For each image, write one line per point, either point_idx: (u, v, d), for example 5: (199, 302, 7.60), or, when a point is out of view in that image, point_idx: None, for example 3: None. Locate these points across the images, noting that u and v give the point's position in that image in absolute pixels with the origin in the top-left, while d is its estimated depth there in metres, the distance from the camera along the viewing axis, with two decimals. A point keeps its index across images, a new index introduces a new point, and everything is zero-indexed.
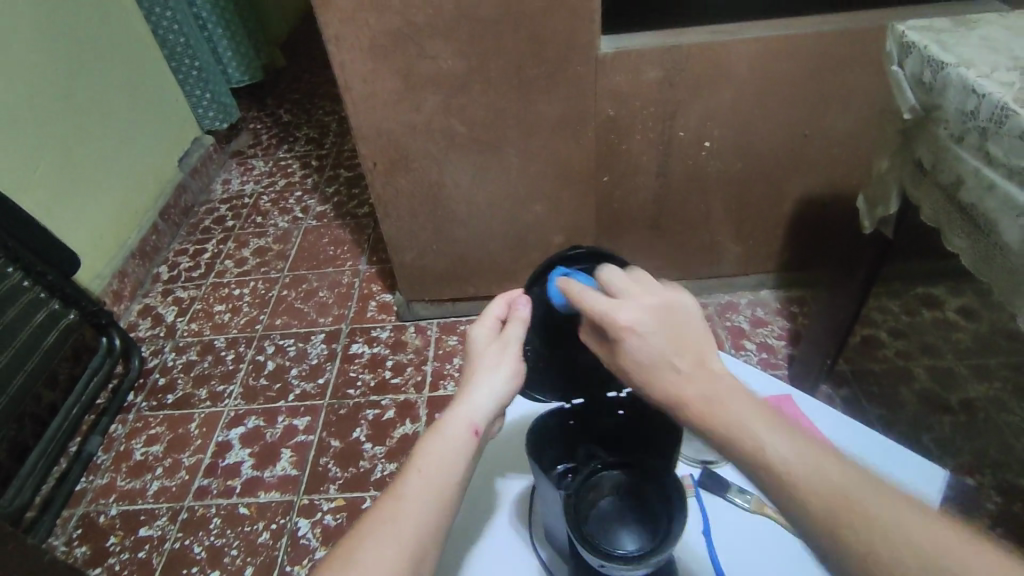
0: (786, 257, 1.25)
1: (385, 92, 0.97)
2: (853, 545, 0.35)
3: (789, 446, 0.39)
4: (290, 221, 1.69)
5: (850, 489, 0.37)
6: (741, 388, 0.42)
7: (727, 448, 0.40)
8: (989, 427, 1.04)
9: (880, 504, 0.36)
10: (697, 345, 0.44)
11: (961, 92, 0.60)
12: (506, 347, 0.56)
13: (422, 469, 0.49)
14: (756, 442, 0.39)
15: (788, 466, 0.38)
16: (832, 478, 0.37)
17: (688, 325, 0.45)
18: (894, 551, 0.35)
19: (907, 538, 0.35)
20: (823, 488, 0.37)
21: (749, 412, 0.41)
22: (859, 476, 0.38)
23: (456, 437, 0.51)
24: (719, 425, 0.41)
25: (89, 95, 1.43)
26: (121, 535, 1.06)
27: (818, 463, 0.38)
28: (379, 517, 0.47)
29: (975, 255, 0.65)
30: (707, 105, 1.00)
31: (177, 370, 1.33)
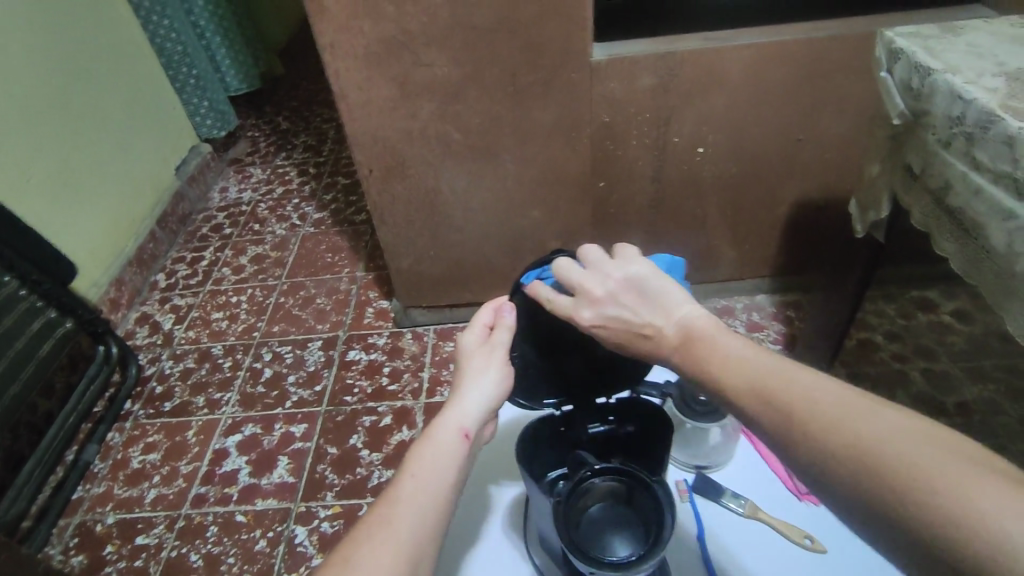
0: (781, 261, 1.25)
1: (380, 100, 0.98)
2: (805, 449, 0.36)
3: (749, 366, 0.41)
4: (287, 228, 1.70)
5: (805, 398, 0.37)
6: (712, 326, 0.45)
7: (700, 383, 0.44)
8: (985, 430, 1.05)
9: (835, 408, 0.36)
10: (656, 304, 0.48)
11: (947, 97, 0.61)
12: (496, 354, 0.57)
13: (416, 472, 0.49)
14: (718, 370, 0.42)
15: (744, 385, 0.40)
16: (789, 389, 0.38)
17: (644, 289, 0.49)
18: (843, 449, 0.34)
19: (859, 435, 0.34)
20: (776, 399, 0.38)
21: (719, 348, 0.43)
22: (823, 387, 0.38)
23: (448, 441, 0.51)
24: (688, 364, 0.45)
25: (86, 105, 1.44)
26: (118, 544, 1.06)
27: (776, 379, 0.39)
28: (374, 522, 0.46)
29: (964, 259, 0.65)
30: (700, 110, 1.00)
31: (175, 378, 1.33)
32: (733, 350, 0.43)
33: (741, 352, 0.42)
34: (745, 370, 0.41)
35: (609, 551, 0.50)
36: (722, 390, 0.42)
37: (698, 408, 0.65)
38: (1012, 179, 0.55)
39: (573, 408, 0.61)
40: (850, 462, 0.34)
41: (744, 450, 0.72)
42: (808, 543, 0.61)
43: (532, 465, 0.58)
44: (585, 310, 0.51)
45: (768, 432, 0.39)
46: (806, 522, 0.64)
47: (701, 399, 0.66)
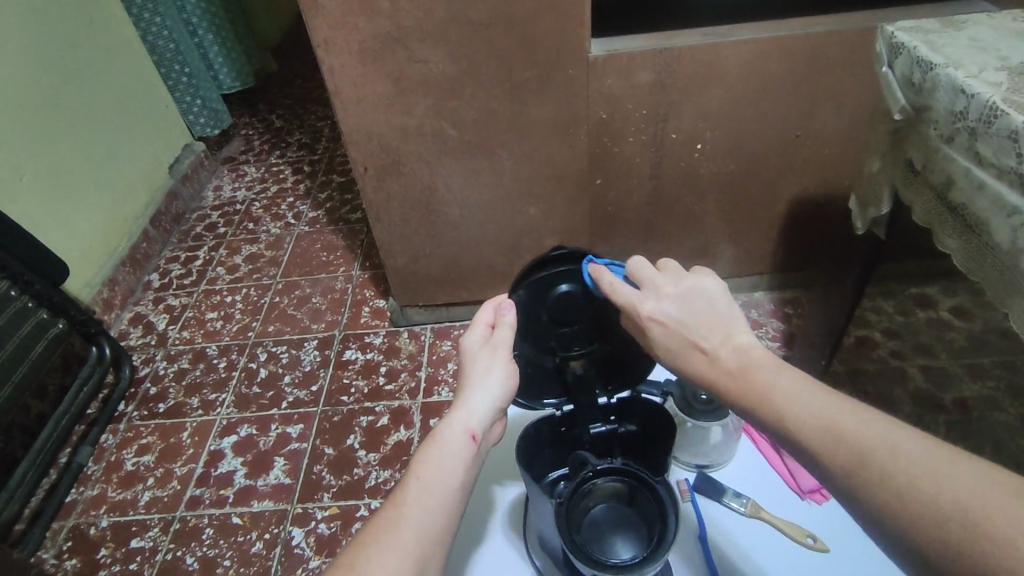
0: (779, 258, 1.25)
1: (375, 97, 0.97)
2: (881, 498, 0.34)
3: (814, 406, 0.39)
4: (282, 227, 1.68)
5: (878, 442, 0.35)
6: (771, 358, 0.44)
7: (757, 418, 0.42)
8: (983, 426, 1.04)
9: (912, 455, 0.34)
10: (723, 323, 0.47)
11: (949, 92, 0.60)
12: (500, 353, 0.56)
13: (423, 475, 0.48)
14: (779, 405, 0.40)
15: (811, 425, 0.38)
16: (858, 433, 0.36)
17: (714, 305, 0.48)
18: (924, 501, 0.32)
19: (942, 486, 0.32)
20: (847, 442, 0.36)
21: (770, 377, 0.42)
22: (895, 430, 0.36)
23: (455, 443, 0.50)
24: (745, 393, 0.43)
25: (78, 104, 1.42)
26: (112, 547, 1.04)
27: (845, 420, 0.37)
28: (379, 526, 0.45)
29: (967, 255, 0.65)
30: (698, 106, 1.00)
31: (169, 378, 1.31)
32: (796, 386, 0.41)
33: (803, 390, 0.40)
34: (790, 399, 0.40)
35: (610, 553, 0.49)
36: (785, 427, 0.40)
37: (698, 407, 0.65)
38: (1016, 174, 0.54)
39: (574, 407, 0.59)
40: (884, 491, 0.34)
41: (744, 449, 0.71)
42: (810, 542, 0.61)
43: (531, 467, 0.58)
44: (649, 309, 0.49)
45: (837, 477, 0.36)
46: (808, 521, 0.63)
47: (700, 398, 0.66)
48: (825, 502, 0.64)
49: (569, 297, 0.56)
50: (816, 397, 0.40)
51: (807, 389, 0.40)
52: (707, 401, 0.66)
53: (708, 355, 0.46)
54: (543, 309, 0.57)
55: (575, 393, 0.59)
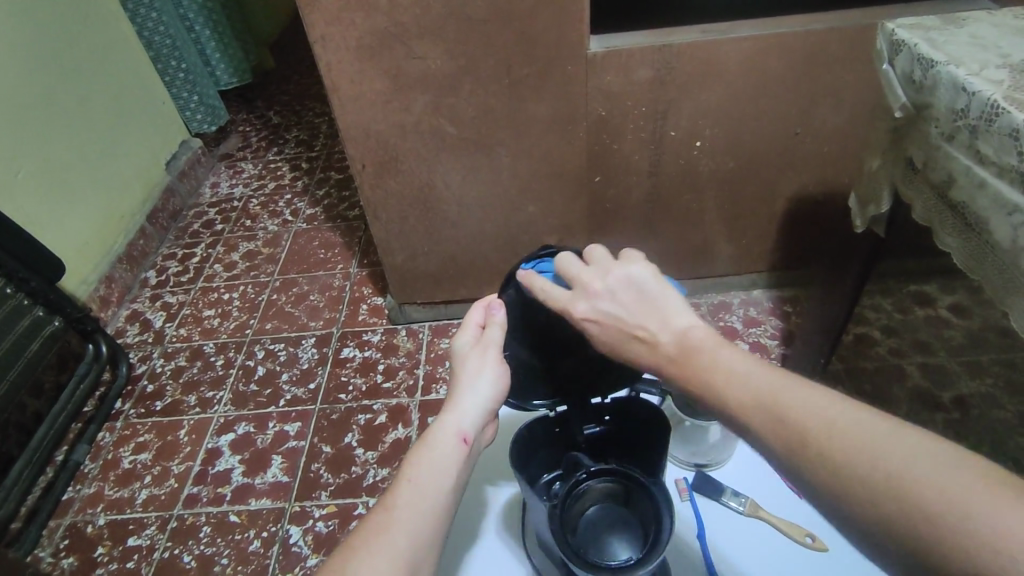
0: (778, 256, 1.25)
1: (373, 94, 0.96)
2: (822, 478, 0.34)
3: (753, 384, 0.39)
4: (279, 224, 1.68)
5: (814, 418, 0.36)
6: (712, 338, 0.43)
7: (703, 400, 0.42)
8: (981, 424, 1.04)
9: (848, 429, 0.34)
10: (657, 309, 0.46)
11: (951, 89, 0.60)
12: (490, 352, 0.56)
13: (415, 476, 0.48)
14: (721, 387, 0.40)
15: (751, 405, 0.38)
16: (796, 410, 0.36)
17: (645, 293, 0.47)
18: (859, 474, 0.33)
19: (874, 458, 0.33)
20: (785, 419, 0.36)
21: (713, 359, 0.42)
22: (831, 404, 0.36)
23: (446, 445, 0.50)
24: (686, 377, 0.43)
25: (74, 101, 1.41)
26: (109, 545, 1.04)
27: (783, 397, 0.37)
28: (371, 528, 0.45)
29: (967, 254, 0.64)
30: (697, 103, 0.99)
31: (166, 376, 1.31)
32: (735, 365, 0.41)
33: (744, 368, 0.40)
34: (733, 379, 0.40)
35: (607, 555, 0.49)
36: (729, 408, 0.40)
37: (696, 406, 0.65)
38: (1017, 172, 0.54)
39: (567, 408, 0.59)
40: (825, 469, 0.34)
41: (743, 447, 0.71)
42: (809, 541, 0.61)
43: (527, 469, 0.57)
44: (584, 304, 0.49)
45: (778, 454, 0.37)
46: (807, 519, 0.63)
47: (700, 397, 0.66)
48: None
49: None
50: (758, 376, 0.39)
51: (750, 368, 0.40)
52: None
53: (646, 343, 0.46)
54: (533, 308, 0.58)
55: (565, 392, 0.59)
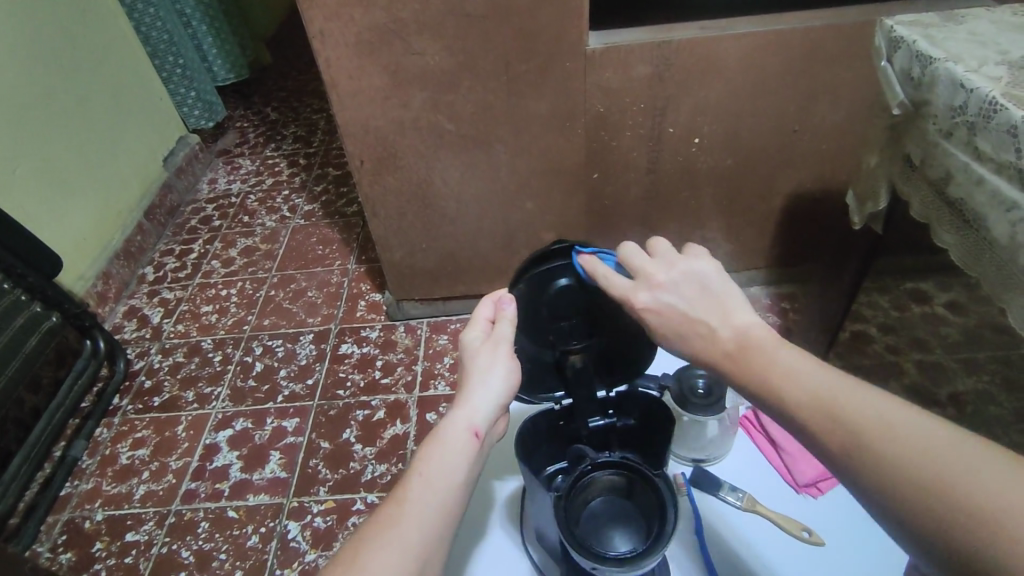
0: (776, 253, 1.25)
1: (372, 89, 0.96)
2: (876, 479, 0.34)
3: (813, 386, 0.39)
4: (277, 220, 1.67)
5: (876, 422, 0.35)
6: (772, 338, 0.43)
7: (757, 398, 0.42)
8: (977, 420, 1.05)
9: (912, 435, 0.34)
10: (717, 304, 0.46)
11: (949, 86, 0.60)
12: (500, 348, 0.56)
13: (427, 471, 0.48)
14: (777, 385, 0.40)
15: (808, 405, 0.38)
16: (857, 413, 0.36)
17: (708, 288, 0.47)
18: (921, 480, 0.32)
19: (938, 465, 0.32)
20: (844, 421, 0.36)
21: (770, 356, 0.42)
22: (895, 410, 0.36)
23: (458, 440, 0.50)
24: (741, 373, 0.42)
25: (71, 97, 1.40)
26: (107, 541, 1.04)
27: (843, 400, 0.37)
28: (382, 523, 0.45)
29: (964, 250, 0.65)
30: (696, 100, 0.99)
31: (164, 372, 1.31)
32: (793, 364, 0.41)
33: (803, 368, 0.40)
34: (791, 377, 0.40)
35: (610, 546, 0.49)
36: (783, 405, 0.39)
37: (695, 401, 0.64)
38: (1015, 169, 0.54)
39: (571, 402, 0.58)
40: (879, 470, 0.34)
41: (741, 443, 0.71)
42: (807, 535, 0.61)
43: (530, 462, 0.58)
44: (647, 293, 0.49)
45: (833, 457, 0.36)
46: (804, 514, 0.63)
47: (698, 391, 0.65)
48: (821, 495, 0.65)
49: (569, 291, 0.56)
50: (817, 377, 0.39)
51: (809, 368, 0.40)
52: (705, 395, 0.65)
53: (706, 336, 0.45)
54: (543, 303, 0.57)
55: (573, 387, 0.57)
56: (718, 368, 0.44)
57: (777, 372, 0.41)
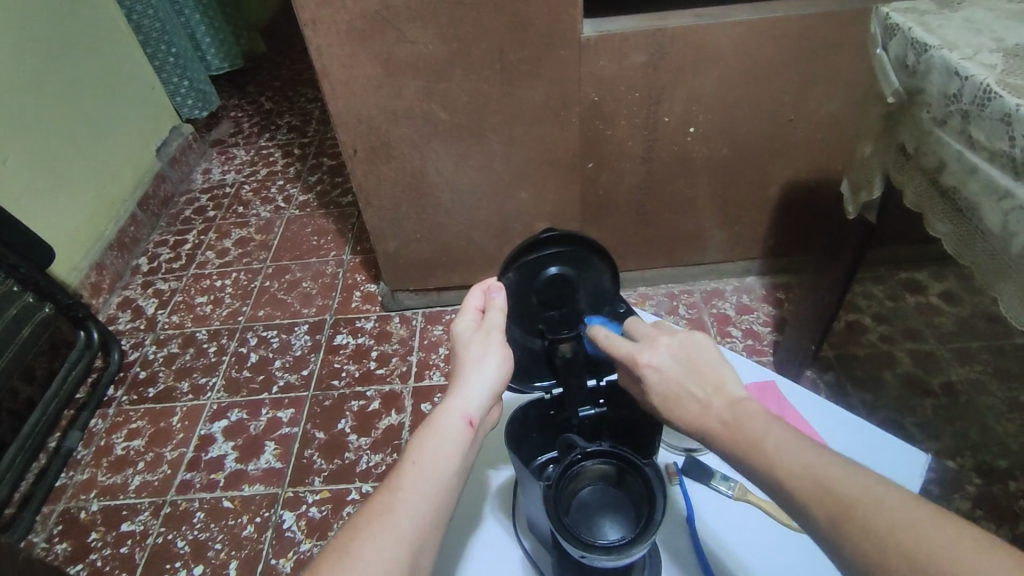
0: (771, 244, 1.25)
1: (364, 78, 0.95)
2: (866, 556, 0.34)
3: (802, 456, 0.39)
4: (271, 211, 1.66)
5: (866, 497, 0.36)
6: (765, 410, 0.44)
7: (746, 467, 0.42)
8: (969, 409, 1.06)
9: (900, 511, 0.34)
10: (715, 374, 0.47)
11: (944, 74, 0.60)
12: (492, 336, 0.56)
13: (418, 460, 0.48)
14: (768, 453, 0.40)
15: (800, 476, 0.38)
16: (844, 486, 0.36)
17: (707, 360, 0.48)
18: (909, 558, 0.32)
19: (924, 541, 0.33)
20: (833, 494, 0.36)
21: (764, 427, 0.42)
22: (882, 486, 0.36)
23: (452, 429, 0.50)
24: (734, 440, 0.42)
25: (63, 86, 1.39)
26: (103, 531, 1.04)
27: (831, 473, 0.37)
28: (373, 511, 0.45)
29: (957, 239, 0.64)
30: (691, 88, 0.98)
31: (158, 363, 1.31)
32: (786, 437, 0.41)
33: (794, 440, 0.40)
34: (784, 448, 0.40)
35: (598, 535, 0.49)
36: (774, 475, 0.39)
37: None
38: (1008, 158, 0.54)
39: (563, 390, 0.58)
40: (871, 547, 0.34)
41: None
42: (796, 524, 0.62)
43: (520, 450, 0.57)
44: (648, 357, 0.49)
45: (821, 530, 0.36)
46: None
47: None
48: None
49: (559, 279, 0.57)
50: (809, 449, 0.40)
51: (802, 441, 0.40)
52: None
53: (701, 403, 0.46)
54: (532, 291, 0.58)
55: (564, 376, 0.58)
56: (711, 435, 0.44)
57: (771, 442, 0.41)
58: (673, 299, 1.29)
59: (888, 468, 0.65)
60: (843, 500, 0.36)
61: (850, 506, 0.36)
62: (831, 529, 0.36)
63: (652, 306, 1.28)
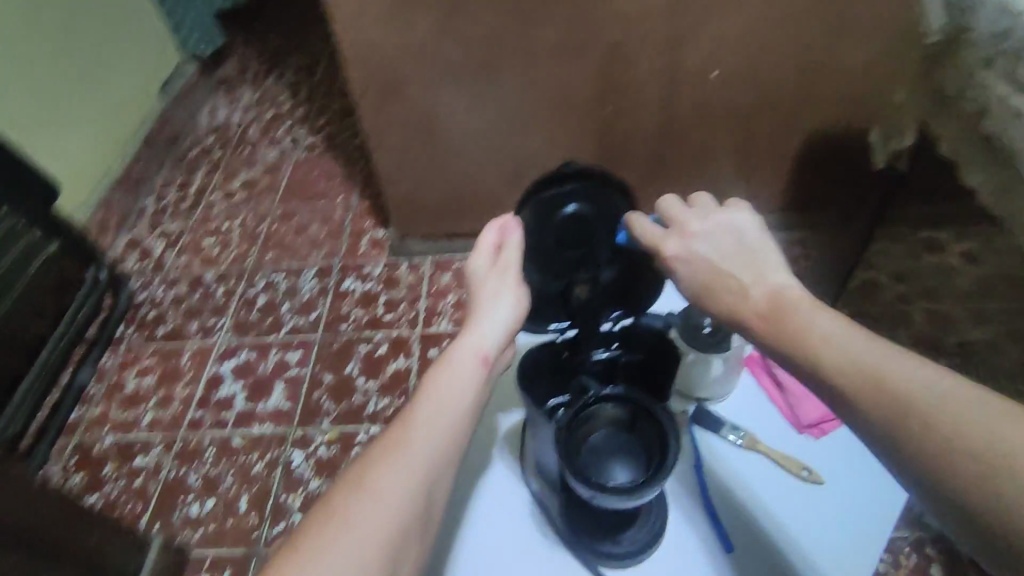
0: (792, 198, 1.21)
1: (374, 10, 0.91)
2: (915, 438, 0.37)
3: (846, 344, 0.42)
4: (278, 152, 1.63)
5: (913, 386, 0.38)
6: (805, 300, 0.46)
7: (788, 356, 0.44)
8: (982, 370, 1.05)
9: (945, 396, 0.37)
10: (755, 266, 0.49)
11: (997, 9, 0.55)
12: (507, 275, 0.55)
13: (435, 395, 0.47)
14: (813, 345, 0.43)
15: (843, 364, 0.41)
16: (887, 366, 0.40)
17: (749, 252, 0.50)
18: (957, 441, 0.35)
19: (964, 420, 0.36)
20: (883, 383, 0.39)
21: (805, 318, 0.45)
22: (929, 375, 0.39)
23: (467, 366, 0.50)
24: (774, 320, 0.46)
25: (62, 13, 1.33)
26: (117, 464, 1.07)
27: (881, 364, 0.40)
28: (388, 443, 0.45)
29: (998, 189, 0.62)
30: (718, 28, 0.93)
31: (167, 303, 1.31)
32: (828, 327, 0.43)
33: (835, 331, 0.43)
34: (826, 340, 0.42)
35: (609, 477, 0.49)
36: (819, 365, 0.42)
37: (701, 340, 0.63)
38: None
39: (577, 332, 0.57)
40: (920, 433, 0.37)
41: (744, 382, 0.69)
42: (806, 475, 0.61)
43: (533, 392, 0.56)
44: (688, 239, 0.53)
45: (854, 403, 0.40)
46: (805, 454, 0.63)
47: (705, 331, 0.63)
48: (822, 438, 0.64)
49: (577, 218, 0.54)
50: (855, 338, 0.42)
51: (848, 329, 0.43)
52: (711, 335, 0.63)
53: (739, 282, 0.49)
54: (548, 231, 0.55)
55: (576, 317, 0.57)
56: (752, 324, 0.47)
57: (814, 334, 0.43)
58: None
59: None
60: (890, 388, 0.39)
61: (897, 391, 0.38)
62: (876, 410, 0.39)
63: None
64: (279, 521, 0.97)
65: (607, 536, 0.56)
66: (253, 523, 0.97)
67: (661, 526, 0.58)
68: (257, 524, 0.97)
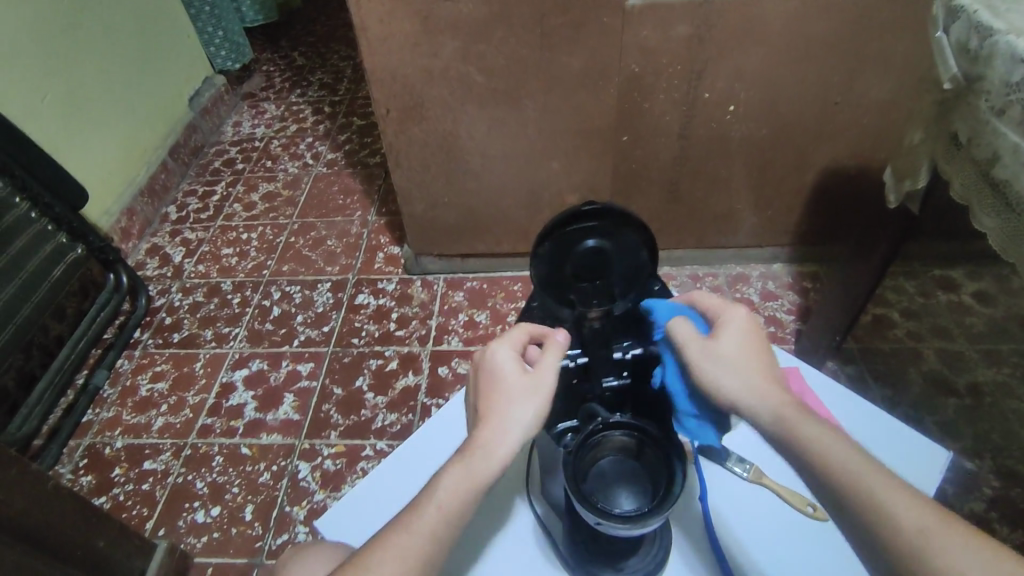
0: (804, 232, 1.22)
1: (402, 36, 0.94)
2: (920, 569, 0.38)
3: (855, 465, 0.43)
4: (300, 166, 1.67)
5: (917, 518, 0.40)
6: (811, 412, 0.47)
7: (798, 461, 0.45)
8: (994, 412, 1.04)
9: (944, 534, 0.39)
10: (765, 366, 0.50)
11: (1008, 60, 0.57)
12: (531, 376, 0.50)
13: (444, 501, 0.46)
14: (826, 456, 0.43)
15: (854, 483, 0.42)
16: (896, 508, 0.40)
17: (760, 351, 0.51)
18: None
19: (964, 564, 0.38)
20: (889, 512, 0.40)
21: (816, 428, 0.45)
22: (929, 511, 0.40)
23: (476, 474, 0.46)
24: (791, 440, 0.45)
25: (98, 28, 1.39)
26: (125, 467, 1.08)
27: (883, 488, 0.41)
28: (391, 546, 0.45)
29: (1005, 234, 0.62)
30: (735, 64, 0.96)
31: (183, 310, 1.33)
32: (838, 442, 0.44)
33: (844, 448, 0.44)
34: (838, 455, 0.43)
35: (615, 504, 0.50)
36: (832, 480, 0.42)
37: None
38: None
39: (587, 359, 0.57)
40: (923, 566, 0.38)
41: None
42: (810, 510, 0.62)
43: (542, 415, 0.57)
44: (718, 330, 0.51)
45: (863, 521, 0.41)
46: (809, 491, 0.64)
47: None
48: None
49: (597, 252, 0.56)
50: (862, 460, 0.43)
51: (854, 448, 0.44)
52: None
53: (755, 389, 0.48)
54: (567, 262, 0.56)
55: (587, 346, 0.58)
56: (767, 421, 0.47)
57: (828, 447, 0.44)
58: (697, 281, 1.27)
59: (906, 464, 0.64)
60: (897, 519, 0.40)
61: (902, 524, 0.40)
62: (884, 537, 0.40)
63: (675, 286, 1.27)
64: (282, 533, 0.97)
65: (608, 563, 0.56)
66: (256, 533, 0.98)
67: (663, 557, 0.58)
68: (260, 535, 0.98)
